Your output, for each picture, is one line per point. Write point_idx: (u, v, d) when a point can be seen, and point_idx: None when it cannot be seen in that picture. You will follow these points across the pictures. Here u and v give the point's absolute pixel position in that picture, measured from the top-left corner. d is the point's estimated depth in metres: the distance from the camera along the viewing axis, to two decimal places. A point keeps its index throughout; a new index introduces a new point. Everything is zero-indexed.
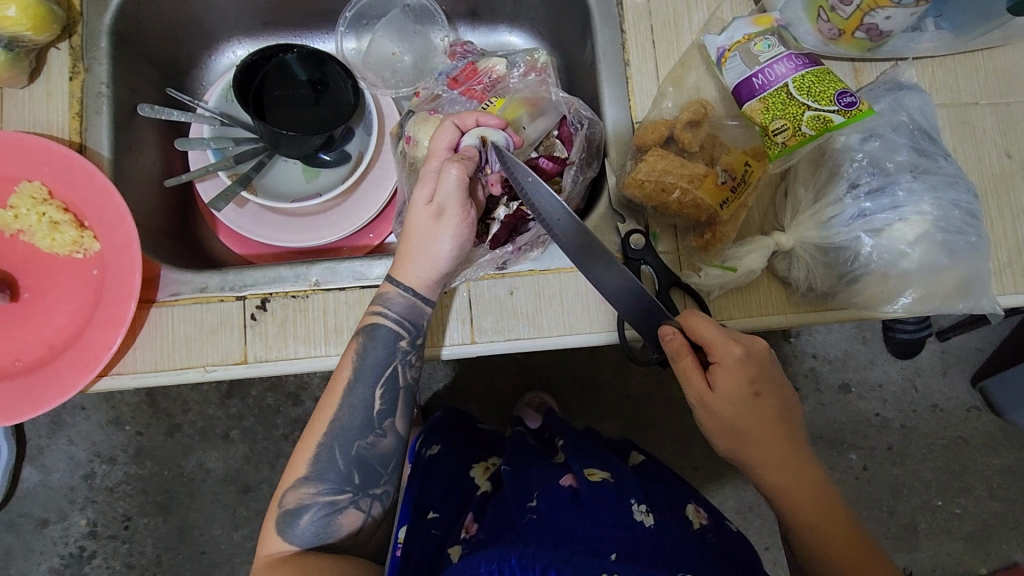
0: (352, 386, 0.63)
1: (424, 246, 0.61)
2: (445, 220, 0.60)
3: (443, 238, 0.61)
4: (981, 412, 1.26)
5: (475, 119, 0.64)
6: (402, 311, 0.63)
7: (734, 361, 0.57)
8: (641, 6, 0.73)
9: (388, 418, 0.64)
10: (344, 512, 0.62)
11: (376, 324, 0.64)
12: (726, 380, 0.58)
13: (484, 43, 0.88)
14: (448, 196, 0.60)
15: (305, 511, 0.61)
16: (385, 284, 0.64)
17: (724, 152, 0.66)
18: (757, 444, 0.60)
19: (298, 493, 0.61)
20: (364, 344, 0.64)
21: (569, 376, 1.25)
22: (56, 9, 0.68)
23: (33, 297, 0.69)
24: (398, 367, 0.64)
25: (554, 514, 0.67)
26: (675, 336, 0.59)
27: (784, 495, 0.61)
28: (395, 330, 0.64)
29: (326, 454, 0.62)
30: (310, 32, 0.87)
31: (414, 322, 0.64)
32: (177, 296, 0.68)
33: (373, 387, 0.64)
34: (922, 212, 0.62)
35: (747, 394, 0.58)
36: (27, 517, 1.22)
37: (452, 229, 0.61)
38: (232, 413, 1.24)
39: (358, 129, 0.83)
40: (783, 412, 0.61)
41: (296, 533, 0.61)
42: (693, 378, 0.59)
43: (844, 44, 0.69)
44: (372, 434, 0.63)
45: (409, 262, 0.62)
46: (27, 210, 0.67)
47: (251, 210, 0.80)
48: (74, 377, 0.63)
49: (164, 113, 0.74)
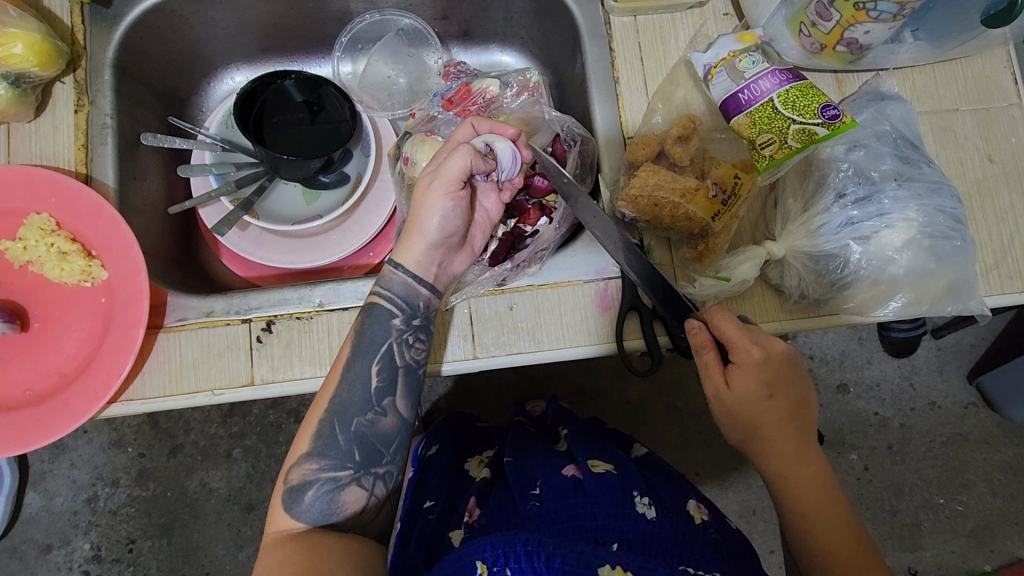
0: (351, 363, 0.64)
1: (417, 220, 0.65)
2: (436, 194, 0.64)
3: (432, 211, 0.65)
4: (979, 408, 1.28)
5: (489, 128, 0.68)
6: (401, 293, 0.66)
7: (750, 362, 0.58)
8: (629, 25, 0.75)
9: (388, 396, 0.65)
10: (346, 489, 0.62)
11: (375, 304, 0.66)
12: (744, 379, 0.59)
13: (477, 62, 0.90)
14: (447, 173, 0.64)
15: (310, 487, 0.62)
16: (385, 267, 0.67)
17: (713, 166, 0.68)
18: (759, 433, 0.61)
19: (301, 469, 0.62)
20: (363, 323, 0.66)
21: (570, 383, 1.26)
22: (61, 45, 0.70)
23: (41, 326, 0.70)
24: (394, 346, 0.65)
25: (555, 502, 0.69)
26: (700, 332, 0.60)
27: (771, 473, 0.63)
28: (391, 310, 0.66)
29: (328, 430, 0.63)
30: (306, 56, 0.89)
31: (412, 306, 0.66)
32: (184, 321, 0.69)
33: (371, 364, 0.65)
34: (909, 219, 0.64)
35: (761, 395, 0.59)
36: (30, 543, 1.22)
37: (441, 204, 0.64)
38: (234, 431, 1.26)
39: (356, 151, 0.85)
40: (796, 408, 0.62)
41: (302, 509, 0.61)
42: (714, 372, 0.60)
43: (827, 57, 0.72)
44: (372, 411, 0.64)
45: (404, 237, 0.67)
46: (36, 241, 0.68)
47: (252, 233, 0.82)
48: (85, 404, 0.65)
49: (167, 141, 0.77)
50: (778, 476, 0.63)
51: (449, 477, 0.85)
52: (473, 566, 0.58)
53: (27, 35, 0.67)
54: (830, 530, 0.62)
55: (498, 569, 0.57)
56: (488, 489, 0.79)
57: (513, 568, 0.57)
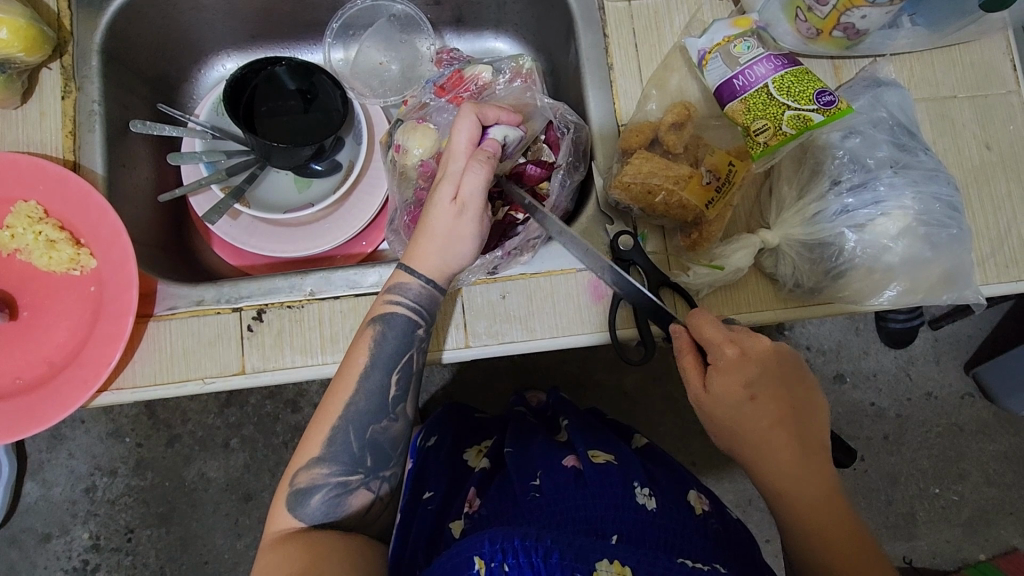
0: (369, 372, 0.63)
1: (447, 244, 0.62)
2: (467, 218, 0.61)
3: (468, 240, 0.62)
4: (975, 399, 1.28)
5: (496, 115, 0.65)
6: (418, 300, 0.64)
7: (728, 364, 0.58)
8: (623, 10, 0.74)
9: (400, 402, 0.65)
10: (354, 493, 0.63)
11: (393, 313, 0.64)
12: (722, 383, 0.59)
13: (471, 49, 0.89)
14: (473, 199, 0.60)
15: (317, 491, 0.62)
16: (399, 273, 0.64)
17: (707, 153, 0.67)
18: (746, 439, 0.60)
19: (310, 473, 0.62)
20: (381, 332, 0.64)
21: (566, 373, 1.26)
22: (47, 30, 0.69)
23: (31, 315, 0.70)
24: (414, 355, 0.65)
25: (557, 493, 0.69)
26: (682, 335, 0.61)
27: (763, 474, 0.61)
28: (414, 320, 0.64)
29: (341, 436, 0.62)
30: (298, 43, 0.88)
31: (430, 312, 0.65)
32: (174, 310, 0.69)
33: (389, 373, 0.64)
34: (904, 207, 0.64)
35: (742, 398, 0.59)
36: (29, 532, 1.23)
37: (475, 229, 0.62)
38: (231, 421, 1.25)
39: (348, 138, 0.84)
40: (785, 408, 0.60)
41: (307, 511, 0.62)
42: (691, 375, 0.61)
43: (823, 43, 0.71)
44: (386, 418, 0.64)
45: (431, 259, 0.62)
46: (24, 229, 0.67)
47: (244, 221, 0.81)
48: (74, 393, 0.64)
49: (157, 128, 0.76)
50: (773, 483, 0.60)
51: (445, 467, 0.85)
52: (472, 562, 0.57)
53: (12, 20, 0.66)
54: (834, 527, 0.59)
55: (497, 565, 0.56)
56: (489, 478, 0.79)
57: (511, 564, 0.56)
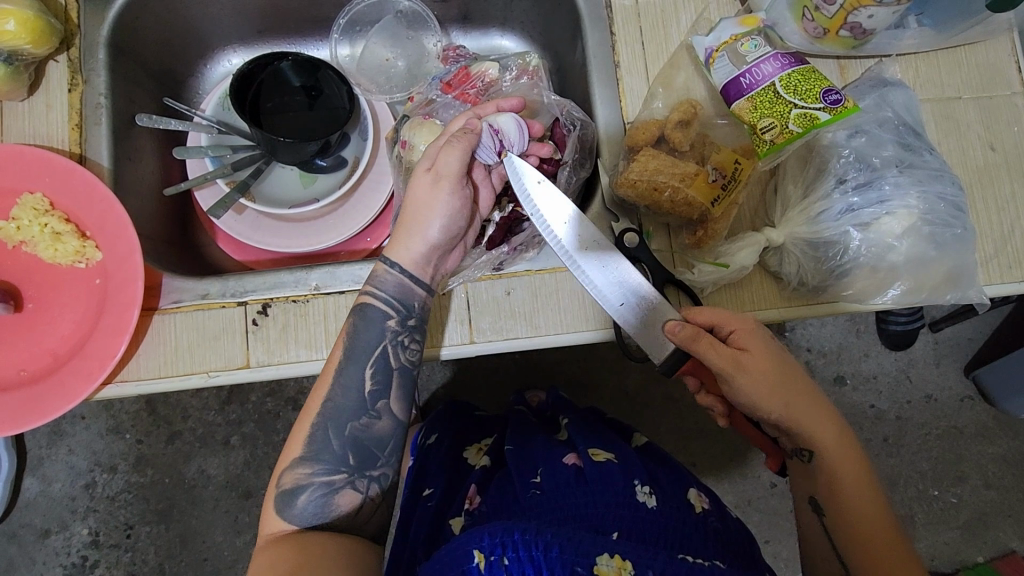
0: (344, 366, 0.64)
1: (419, 217, 0.64)
2: (443, 192, 0.63)
3: (437, 214, 0.64)
4: (975, 402, 1.28)
5: (494, 107, 0.68)
6: (393, 292, 0.65)
7: (748, 324, 0.62)
8: (630, 8, 0.74)
9: (381, 399, 0.65)
10: (340, 493, 0.62)
11: (367, 305, 0.65)
12: (751, 338, 0.61)
13: (477, 46, 0.90)
14: (448, 172, 0.63)
15: (303, 491, 0.61)
16: (377, 263, 0.66)
17: (713, 151, 0.68)
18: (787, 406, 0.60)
19: (294, 474, 0.62)
20: (355, 325, 0.65)
21: (567, 372, 1.26)
22: (55, 22, 0.69)
23: (36, 307, 0.70)
24: (389, 348, 0.65)
25: (556, 490, 0.69)
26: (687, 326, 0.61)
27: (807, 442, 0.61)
28: (385, 311, 0.65)
29: (321, 435, 0.63)
30: (305, 38, 0.88)
31: (406, 304, 0.66)
32: (179, 303, 0.69)
33: (364, 366, 0.64)
34: (909, 206, 0.64)
35: (771, 349, 0.62)
36: (28, 528, 1.22)
37: (446, 204, 0.64)
38: (232, 419, 1.25)
39: (354, 135, 0.84)
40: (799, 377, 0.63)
41: (295, 513, 0.61)
42: (720, 348, 0.60)
43: (830, 43, 0.71)
44: (367, 415, 0.64)
45: (403, 236, 0.65)
46: (29, 221, 0.67)
47: (249, 216, 0.81)
48: (78, 386, 0.64)
49: (163, 122, 0.76)
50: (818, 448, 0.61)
51: (446, 464, 0.85)
52: (472, 556, 0.57)
53: (19, 12, 0.66)
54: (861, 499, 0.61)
55: (496, 558, 0.57)
56: (490, 475, 0.79)
57: (510, 557, 0.57)
